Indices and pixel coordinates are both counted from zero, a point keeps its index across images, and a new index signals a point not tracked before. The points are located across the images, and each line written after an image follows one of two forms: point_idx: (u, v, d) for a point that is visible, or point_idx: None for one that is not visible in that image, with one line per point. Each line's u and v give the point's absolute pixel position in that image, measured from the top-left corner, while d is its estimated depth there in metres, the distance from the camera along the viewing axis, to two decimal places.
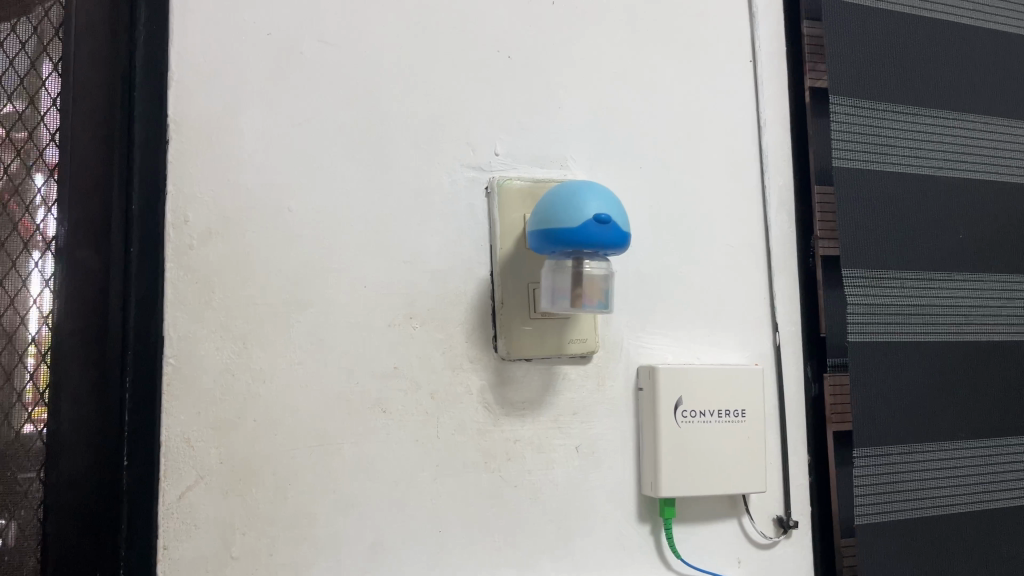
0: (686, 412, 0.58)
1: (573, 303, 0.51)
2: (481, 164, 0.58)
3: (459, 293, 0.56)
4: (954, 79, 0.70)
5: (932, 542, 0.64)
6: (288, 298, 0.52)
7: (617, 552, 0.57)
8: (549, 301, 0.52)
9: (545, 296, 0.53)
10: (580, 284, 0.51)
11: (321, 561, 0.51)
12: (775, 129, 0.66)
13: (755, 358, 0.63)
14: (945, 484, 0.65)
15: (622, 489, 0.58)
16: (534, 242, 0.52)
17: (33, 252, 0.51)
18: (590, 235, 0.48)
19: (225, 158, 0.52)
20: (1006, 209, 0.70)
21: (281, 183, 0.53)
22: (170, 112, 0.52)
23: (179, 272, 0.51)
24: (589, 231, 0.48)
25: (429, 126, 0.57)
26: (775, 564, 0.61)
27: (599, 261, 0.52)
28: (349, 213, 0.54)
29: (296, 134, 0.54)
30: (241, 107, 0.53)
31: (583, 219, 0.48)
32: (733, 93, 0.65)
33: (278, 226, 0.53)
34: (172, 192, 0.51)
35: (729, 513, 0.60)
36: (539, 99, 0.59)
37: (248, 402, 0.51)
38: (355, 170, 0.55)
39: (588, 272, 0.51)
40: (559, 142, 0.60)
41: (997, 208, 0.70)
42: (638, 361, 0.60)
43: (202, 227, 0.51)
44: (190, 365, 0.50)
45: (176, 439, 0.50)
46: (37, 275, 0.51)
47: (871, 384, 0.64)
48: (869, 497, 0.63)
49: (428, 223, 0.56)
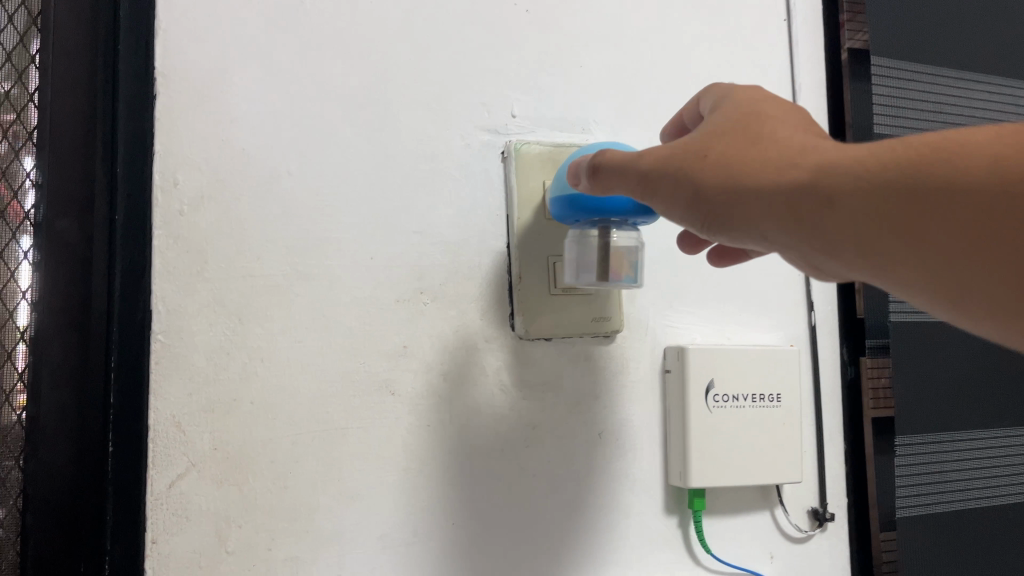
0: (718, 396, 0.53)
1: (598, 278, 0.46)
2: (496, 126, 0.53)
3: (474, 267, 0.52)
4: (988, 38, 0.66)
5: (972, 534, 0.61)
6: (288, 270, 0.48)
7: (643, 547, 0.53)
8: (573, 276, 0.48)
9: (568, 270, 0.48)
10: (607, 258, 0.46)
11: (324, 556, 0.47)
12: (810, 95, 0.61)
13: (789, 339, 0.58)
14: (985, 473, 0.62)
15: (648, 478, 0.54)
16: (557, 209, 0.47)
17: (18, 231, 0.47)
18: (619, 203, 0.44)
19: (217, 116, 0.47)
20: None
21: (280, 144, 0.48)
22: (158, 66, 0.47)
23: (169, 240, 0.46)
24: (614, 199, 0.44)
25: (440, 85, 0.52)
26: (810, 560, 0.57)
27: (628, 231, 0.47)
28: (354, 179, 0.50)
29: (295, 90, 0.49)
30: (234, 61, 0.48)
31: None
32: (764, 54, 0.61)
33: (277, 191, 0.48)
34: (160, 152, 0.46)
35: (762, 505, 0.56)
36: (559, 58, 0.55)
37: (244, 383, 0.46)
38: (359, 131, 0.50)
39: (614, 244, 0.46)
40: (580, 104, 0.55)
41: None
42: (664, 342, 0.55)
43: (192, 192, 0.47)
44: (180, 343, 0.46)
45: (164, 424, 0.45)
46: (22, 256, 0.47)
47: (914, 367, 0.59)
48: (911, 488, 0.59)
49: (439, 191, 0.52)
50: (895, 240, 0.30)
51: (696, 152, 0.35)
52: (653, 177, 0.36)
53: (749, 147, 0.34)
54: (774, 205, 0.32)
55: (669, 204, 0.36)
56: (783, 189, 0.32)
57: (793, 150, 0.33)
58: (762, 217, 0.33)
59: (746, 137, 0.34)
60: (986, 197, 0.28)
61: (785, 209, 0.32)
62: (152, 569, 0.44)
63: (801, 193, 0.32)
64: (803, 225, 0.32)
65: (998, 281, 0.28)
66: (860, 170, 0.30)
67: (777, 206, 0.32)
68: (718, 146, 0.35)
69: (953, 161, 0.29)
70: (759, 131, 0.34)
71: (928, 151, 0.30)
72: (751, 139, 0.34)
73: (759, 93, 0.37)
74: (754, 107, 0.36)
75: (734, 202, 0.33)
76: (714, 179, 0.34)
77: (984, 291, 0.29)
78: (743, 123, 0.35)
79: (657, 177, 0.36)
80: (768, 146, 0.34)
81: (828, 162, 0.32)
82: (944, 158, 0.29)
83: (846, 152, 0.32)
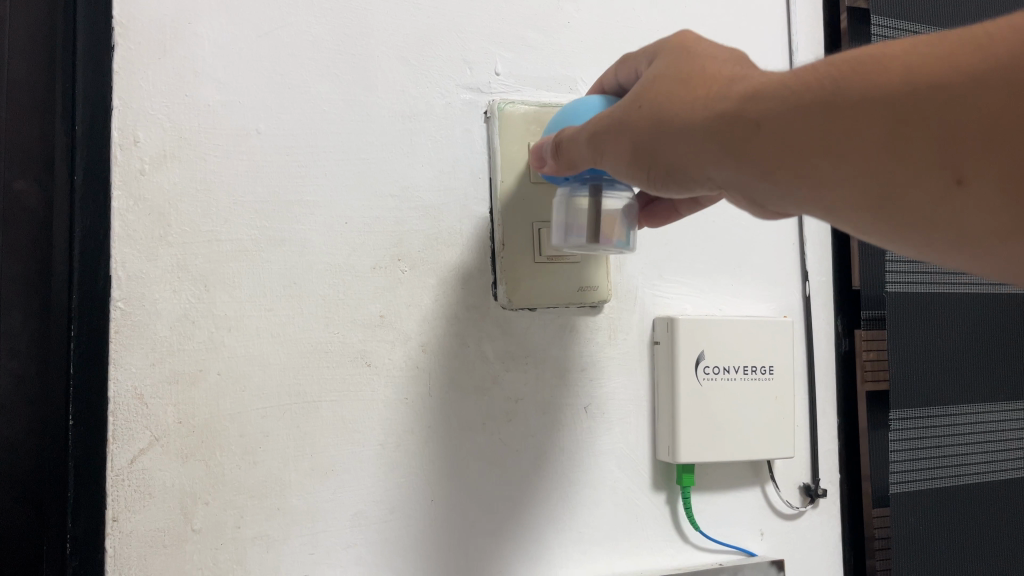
0: (709, 368, 0.51)
1: (590, 240, 0.43)
2: (479, 85, 0.51)
3: (454, 233, 0.49)
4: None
5: (966, 510, 0.59)
6: (258, 234, 0.45)
7: (631, 524, 0.52)
8: (562, 237, 0.44)
9: (557, 230, 0.45)
10: (599, 219, 0.43)
11: (297, 534, 0.45)
12: (807, 57, 0.59)
13: (782, 310, 0.56)
14: (980, 449, 0.60)
15: (635, 453, 0.52)
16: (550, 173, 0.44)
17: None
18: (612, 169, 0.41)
19: (180, 69, 0.44)
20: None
21: (248, 99, 0.46)
22: (117, 14, 0.43)
23: (129, 201, 0.43)
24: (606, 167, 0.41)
25: (420, 40, 0.49)
26: (799, 537, 0.55)
27: (621, 191, 0.44)
28: (326, 138, 0.47)
29: (266, 43, 0.46)
30: (199, 10, 0.45)
31: None
32: (762, 11, 0.58)
33: (244, 150, 0.45)
34: (119, 107, 0.43)
35: (752, 481, 0.54)
36: (545, 12, 0.52)
37: (211, 353, 0.44)
38: (334, 88, 0.47)
39: (608, 205, 0.43)
40: (568, 62, 0.53)
41: None
42: (654, 312, 0.53)
43: (153, 150, 0.44)
44: (142, 312, 0.43)
45: (125, 395, 0.42)
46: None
47: (910, 339, 0.57)
48: (906, 465, 0.57)
49: (419, 152, 0.49)
50: (820, 162, 0.29)
51: (630, 104, 0.36)
52: (594, 136, 0.37)
53: (681, 89, 0.35)
54: (703, 143, 0.33)
55: (617, 163, 0.37)
56: (711, 126, 0.33)
57: (722, 86, 0.34)
58: (696, 158, 0.33)
59: (678, 82, 0.35)
60: (902, 104, 0.27)
61: (715, 144, 0.32)
62: (112, 549, 0.42)
63: (732, 126, 0.32)
64: (734, 160, 0.32)
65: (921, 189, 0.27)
66: (781, 96, 0.30)
67: (707, 143, 0.33)
68: (650, 93, 0.36)
69: (868, 73, 0.28)
70: (690, 72, 0.35)
71: (844, 67, 0.29)
72: (682, 81, 0.35)
73: (686, 35, 0.38)
74: (686, 50, 0.37)
75: (669, 147, 0.34)
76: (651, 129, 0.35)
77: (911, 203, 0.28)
78: (676, 68, 0.36)
79: (598, 134, 0.37)
80: (699, 87, 0.34)
81: (751, 92, 0.32)
82: (862, 71, 0.28)
83: (770, 81, 0.32)
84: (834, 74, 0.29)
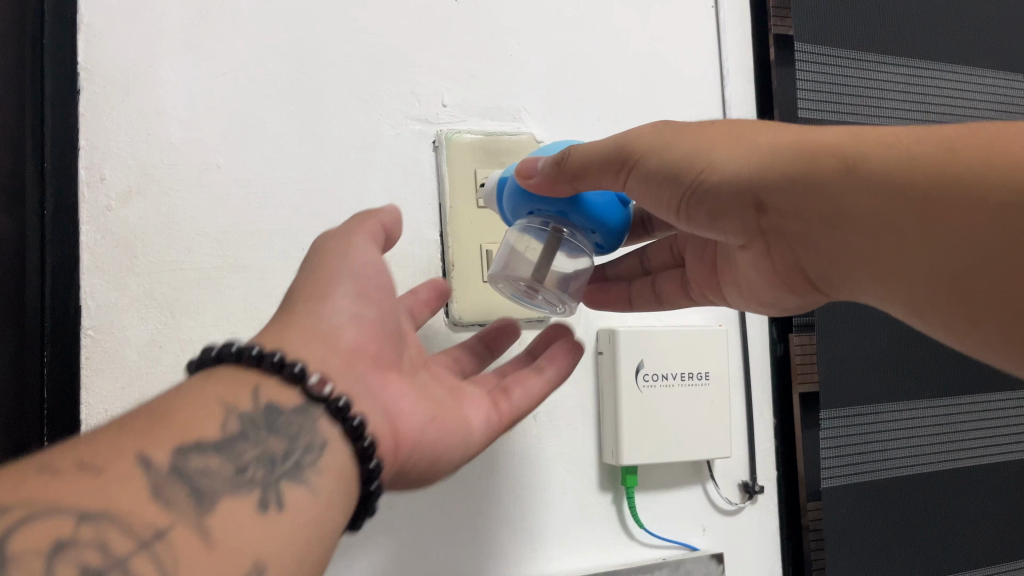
0: (648, 375, 0.55)
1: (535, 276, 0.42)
2: (427, 116, 0.54)
3: (407, 256, 0.53)
4: (908, 24, 0.69)
5: (895, 501, 0.64)
6: (220, 263, 0.48)
7: (579, 523, 0.55)
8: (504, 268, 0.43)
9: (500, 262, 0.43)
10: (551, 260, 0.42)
11: None
12: (736, 82, 0.63)
13: (718, 319, 0.60)
14: (907, 444, 0.65)
15: (582, 457, 0.56)
16: (511, 201, 0.42)
17: None
18: (603, 207, 0.40)
19: (142, 110, 0.47)
20: None
21: (208, 137, 0.49)
22: (81, 60, 0.46)
23: (97, 235, 0.46)
24: (596, 202, 0.40)
25: (371, 75, 0.53)
26: (739, 531, 0.59)
27: (581, 250, 0.43)
28: (283, 171, 0.50)
29: (223, 83, 0.49)
30: (161, 53, 0.48)
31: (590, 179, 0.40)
32: (694, 39, 0.62)
33: (206, 184, 0.48)
34: (85, 147, 0.46)
35: (693, 479, 0.58)
36: (488, 46, 0.56)
37: (176, 375, 0.47)
38: (289, 123, 0.51)
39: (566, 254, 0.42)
40: (512, 93, 0.56)
41: None
42: (597, 325, 0.57)
43: (120, 186, 0.47)
44: (111, 338, 0.46)
45: (97, 418, 0.45)
46: None
47: (831, 343, 0.62)
48: (835, 459, 0.62)
49: (370, 181, 0.52)
50: (876, 227, 0.31)
51: (682, 138, 0.36)
52: (631, 160, 0.37)
53: (742, 133, 0.35)
54: (769, 181, 0.33)
55: (650, 187, 0.37)
56: (789, 168, 0.33)
57: (801, 135, 0.34)
58: (748, 196, 0.34)
59: (746, 127, 0.35)
60: (994, 211, 0.28)
61: (774, 186, 0.33)
62: None
63: (794, 174, 0.33)
64: (799, 202, 0.33)
65: (974, 294, 0.29)
66: (848, 159, 0.32)
67: (775, 181, 0.33)
68: (710, 130, 0.36)
69: (965, 168, 0.29)
70: (754, 124, 0.36)
71: (913, 147, 0.31)
72: (744, 128, 0.36)
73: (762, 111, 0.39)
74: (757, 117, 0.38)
75: (712, 180, 0.34)
76: (700, 168, 0.35)
77: (954, 304, 0.30)
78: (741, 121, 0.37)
79: (638, 161, 0.37)
80: (764, 134, 0.35)
81: (809, 145, 0.33)
82: (948, 163, 0.29)
83: (859, 137, 0.32)
84: (909, 154, 0.30)
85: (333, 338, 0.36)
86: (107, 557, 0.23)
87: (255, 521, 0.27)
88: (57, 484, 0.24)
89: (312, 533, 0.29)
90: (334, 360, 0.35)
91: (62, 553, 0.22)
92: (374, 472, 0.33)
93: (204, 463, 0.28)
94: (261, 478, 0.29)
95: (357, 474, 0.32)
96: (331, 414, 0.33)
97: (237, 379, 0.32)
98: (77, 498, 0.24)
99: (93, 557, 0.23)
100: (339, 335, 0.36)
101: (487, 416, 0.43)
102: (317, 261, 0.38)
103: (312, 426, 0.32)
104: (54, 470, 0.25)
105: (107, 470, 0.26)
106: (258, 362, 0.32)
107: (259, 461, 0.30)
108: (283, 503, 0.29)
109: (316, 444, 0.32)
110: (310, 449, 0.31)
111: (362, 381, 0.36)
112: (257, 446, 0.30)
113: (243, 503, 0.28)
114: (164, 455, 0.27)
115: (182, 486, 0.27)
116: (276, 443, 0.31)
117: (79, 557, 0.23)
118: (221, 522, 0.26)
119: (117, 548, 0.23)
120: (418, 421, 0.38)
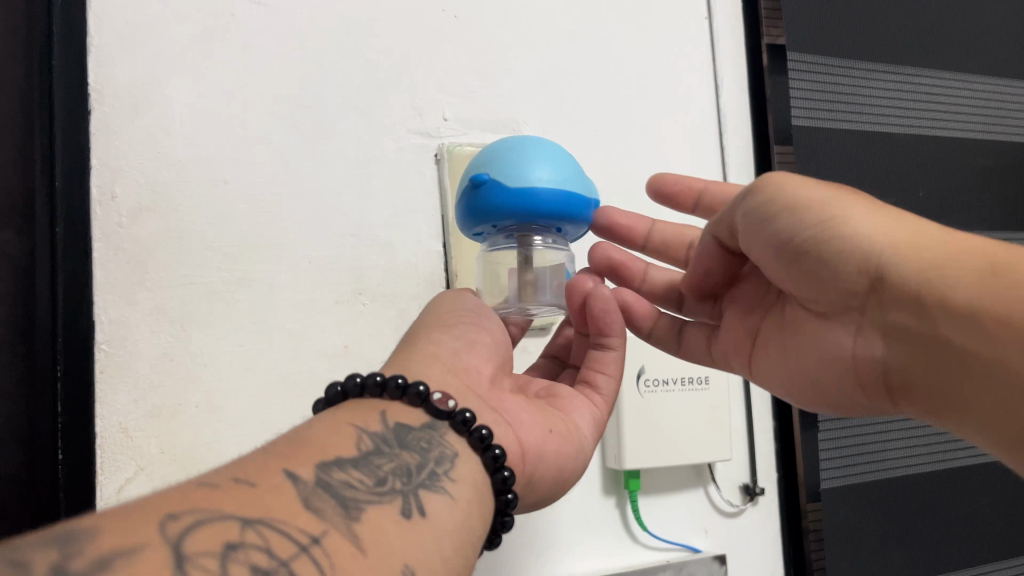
0: (649, 381, 0.56)
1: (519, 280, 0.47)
2: (429, 130, 0.55)
3: (411, 267, 0.54)
4: (900, 32, 0.71)
5: (893, 502, 0.65)
6: (229, 277, 0.50)
7: (584, 527, 0.56)
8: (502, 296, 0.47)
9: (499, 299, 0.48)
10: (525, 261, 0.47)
11: None
12: (731, 91, 0.65)
13: None
14: (903, 445, 0.66)
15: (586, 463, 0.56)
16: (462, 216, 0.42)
17: None
18: (551, 203, 0.40)
19: (152, 129, 0.48)
20: (948, 172, 0.72)
21: (216, 153, 0.50)
22: (92, 81, 0.47)
23: (109, 251, 0.47)
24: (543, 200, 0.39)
25: (374, 91, 0.54)
26: (740, 533, 0.60)
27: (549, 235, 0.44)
28: (290, 185, 0.51)
29: (230, 101, 0.50)
30: (169, 74, 0.49)
31: (527, 182, 0.39)
32: (689, 51, 0.63)
33: (214, 200, 0.50)
34: (97, 166, 0.47)
35: (695, 483, 0.59)
36: (488, 61, 0.57)
37: (189, 386, 0.48)
38: (295, 139, 0.52)
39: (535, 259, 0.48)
40: (511, 104, 0.57)
41: (943, 158, 0.72)
42: None
43: (130, 204, 0.48)
44: (123, 352, 0.47)
45: (111, 430, 0.46)
46: None
47: None
48: (834, 461, 0.63)
49: (375, 193, 0.53)
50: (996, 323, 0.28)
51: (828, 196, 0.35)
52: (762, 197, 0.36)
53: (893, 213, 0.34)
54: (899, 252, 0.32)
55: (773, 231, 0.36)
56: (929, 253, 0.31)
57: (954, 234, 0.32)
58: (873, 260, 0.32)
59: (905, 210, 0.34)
60: None
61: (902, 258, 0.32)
62: None
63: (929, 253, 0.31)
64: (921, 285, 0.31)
65: None
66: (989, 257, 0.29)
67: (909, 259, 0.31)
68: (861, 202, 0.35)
69: None
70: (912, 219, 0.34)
71: None
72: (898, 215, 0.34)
73: None
74: None
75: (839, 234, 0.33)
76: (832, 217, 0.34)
77: None
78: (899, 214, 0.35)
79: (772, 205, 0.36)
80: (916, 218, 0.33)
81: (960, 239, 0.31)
82: None
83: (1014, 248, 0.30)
84: None
85: (454, 362, 0.40)
86: (274, 558, 0.23)
87: (401, 527, 0.28)
88: (210, 495, 0.24)
89: (451, 537, 0.30)
90: (453, 377, 0.39)
91: (234, 554, 0.22)
92: (508, 482, 0.35)
93: (346, 477, 0.29)
94: (402, 486, 0.30)
95: (489, 482, 0.34)
96: (457, 428, 0.35)
97: (370, 406, 0.34)
98: (239, 509, 0.24)
99: (261, 558, 0.22)
100: (459, 359, 0.40)
101: (590, 419, 0.45)
102: (433, 313, 0.44)
103: (440, 440, 0.34)
104: (213, 484, 0.25)
105: (260, 482, 0.26)
106: (383, 389, 0.35)
107: (398, 472, 0.31)
108: (427, 508, 0.30)
109: (447, 456, 0.33)
110: (442, 459, 0.33)
111: (480, 398, 0.39)
112: (393, 459, 0.31)
113: (391, 508, 0.28)
114: (311, 471, 0.28)
115: (331, 496, 0.27)
116: (409, 457, 0.32)
117: (248, 558, 0.22)
118: (373, 527, 0.27)
119: (281, 551, 0.23)
120: (540, 432, 0.40)
